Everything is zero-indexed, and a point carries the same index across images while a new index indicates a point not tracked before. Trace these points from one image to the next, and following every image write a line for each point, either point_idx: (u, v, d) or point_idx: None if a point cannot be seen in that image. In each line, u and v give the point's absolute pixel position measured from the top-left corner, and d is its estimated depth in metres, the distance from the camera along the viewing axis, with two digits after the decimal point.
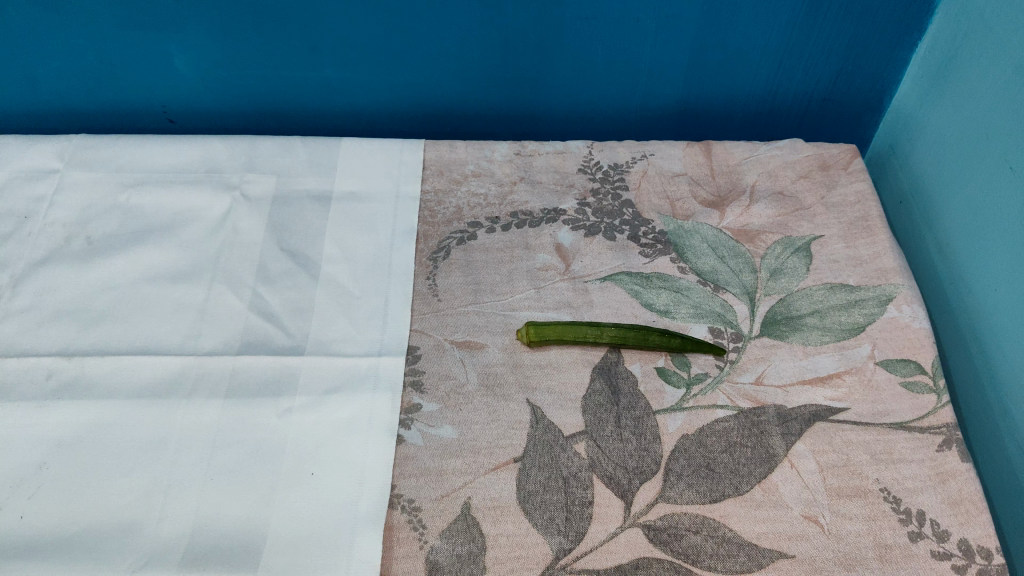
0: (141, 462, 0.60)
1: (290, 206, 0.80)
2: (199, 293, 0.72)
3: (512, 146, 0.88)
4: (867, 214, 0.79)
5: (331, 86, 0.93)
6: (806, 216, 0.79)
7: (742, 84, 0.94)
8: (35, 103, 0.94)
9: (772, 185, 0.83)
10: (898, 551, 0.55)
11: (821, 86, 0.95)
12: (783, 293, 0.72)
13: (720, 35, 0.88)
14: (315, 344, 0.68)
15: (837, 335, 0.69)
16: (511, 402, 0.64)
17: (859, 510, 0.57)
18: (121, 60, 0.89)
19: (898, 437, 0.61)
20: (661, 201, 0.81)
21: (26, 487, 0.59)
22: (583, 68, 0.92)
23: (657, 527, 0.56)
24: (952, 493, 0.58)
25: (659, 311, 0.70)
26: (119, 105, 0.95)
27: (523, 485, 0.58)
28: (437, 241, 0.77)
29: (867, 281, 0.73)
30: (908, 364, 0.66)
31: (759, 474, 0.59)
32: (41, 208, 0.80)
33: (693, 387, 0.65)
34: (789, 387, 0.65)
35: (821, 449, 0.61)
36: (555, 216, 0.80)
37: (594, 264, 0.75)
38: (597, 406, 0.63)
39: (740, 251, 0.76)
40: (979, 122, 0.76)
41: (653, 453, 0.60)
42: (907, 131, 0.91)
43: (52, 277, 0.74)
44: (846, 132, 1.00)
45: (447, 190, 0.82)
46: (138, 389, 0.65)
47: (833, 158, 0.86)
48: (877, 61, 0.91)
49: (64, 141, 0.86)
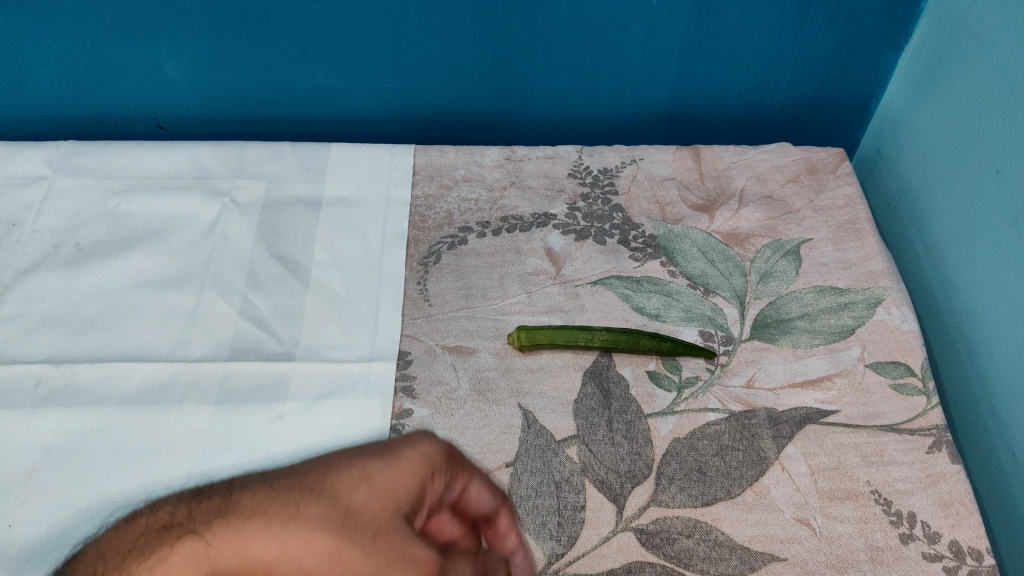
0: (132, 470, 0.59)
1: (280, 212, 0.80)
2: (190, 299, 0.72)
3: (501, 151, 0.88)
4: (855, 217, 0.79)
5: (321, 91, 0.93)
6: (794, 220, 0.80)
7: (731, 89, 0.95)
8: (23, 111, 0.93)
9: (760, 189, 0.84)
10: (889, 553, 0.55)
11: (809, 91, 0.96)
12: (772, 297, 0.72)
13: (709, 41, 0.88)
14: (305, 349, 0.68)
15: (827, 338, 0.69)
16: (502, 407, 0.63)
17: (851, 512, 0.58)
18: (109, 66, 0.89)
19: (888, 439, 0.62)
20: (650, 205, 0.82)
21: (13, 495, 0.58)
22: (573, 73, 0.92)
23: (649, 531, 0.56)
24: (942, 495, 0.58)
25: (649, 314, 0.71)
26: (107, 110, 0.94)
27: (515, 490, 0.58)
28: (428, 246, 0.77)
29: (856, 284, 0.73)
30: (897, 367, 0.67)
31: (750, 478, 0.59)
32: (29, 215, 0.79)
33: (684, 390, 0.65)
34: (779, 390, 0.65)
35: (812, 452, 0.61)
36: (545, 221, 0.80)
37: (584, 268, 0.75)
38: (588, 410, 0.63)
39: (730, 254, 0.76)
40: (965, 126, 0.76)
41: (645, 457, 0.60)
42: (895, 135, 0.92)
43: (41, 284, 0.73)
44: (834, 136, 1.01)
45: (437, 195, 0.82)
46: (128, 396, 0.64)
47: (822, 162, 0.86)
48: (864, 66, 0.92)
49: (53, 148, 0.85)
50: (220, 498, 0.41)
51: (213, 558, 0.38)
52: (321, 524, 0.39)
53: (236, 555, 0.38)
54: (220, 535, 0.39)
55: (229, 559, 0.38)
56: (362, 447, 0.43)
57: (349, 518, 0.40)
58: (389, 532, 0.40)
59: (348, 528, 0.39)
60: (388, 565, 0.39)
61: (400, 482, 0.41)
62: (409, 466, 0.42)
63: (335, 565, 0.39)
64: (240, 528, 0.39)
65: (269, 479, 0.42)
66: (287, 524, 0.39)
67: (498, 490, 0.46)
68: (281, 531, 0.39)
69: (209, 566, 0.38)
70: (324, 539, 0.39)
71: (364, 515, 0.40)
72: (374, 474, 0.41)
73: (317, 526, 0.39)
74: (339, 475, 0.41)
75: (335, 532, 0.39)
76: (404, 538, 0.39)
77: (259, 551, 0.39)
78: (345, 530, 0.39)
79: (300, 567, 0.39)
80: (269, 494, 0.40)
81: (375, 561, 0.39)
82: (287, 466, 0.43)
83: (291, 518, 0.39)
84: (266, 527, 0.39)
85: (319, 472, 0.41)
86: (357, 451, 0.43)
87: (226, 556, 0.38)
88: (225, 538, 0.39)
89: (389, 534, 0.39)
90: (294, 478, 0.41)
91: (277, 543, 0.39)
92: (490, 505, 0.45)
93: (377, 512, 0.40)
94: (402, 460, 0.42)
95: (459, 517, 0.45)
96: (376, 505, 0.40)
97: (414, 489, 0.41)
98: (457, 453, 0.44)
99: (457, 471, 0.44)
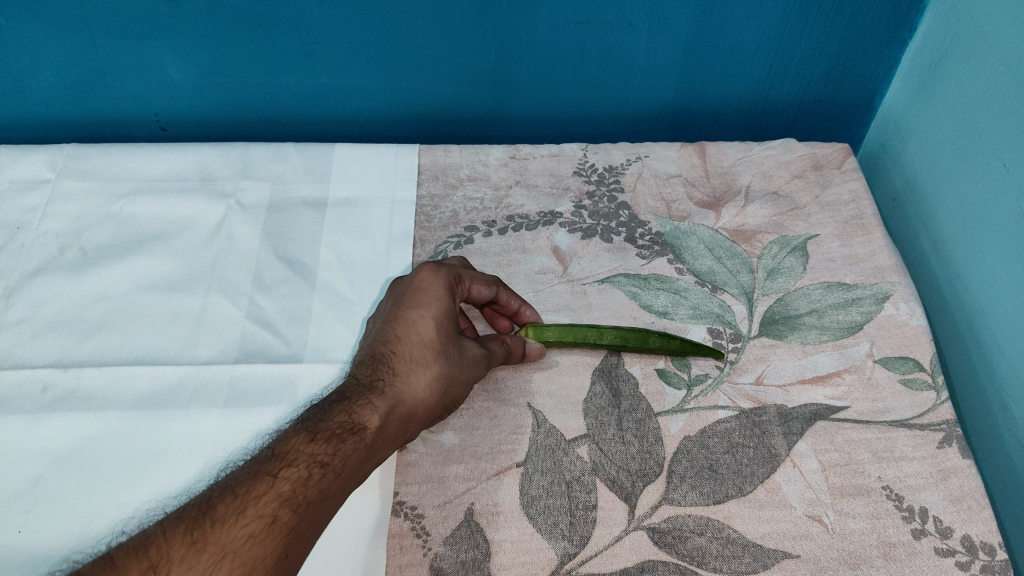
0: (140, 474, 0.59)
1: (284, 213, 0.80)
2: (196, 302, 0.72)
3: (506, 149, 0.87)
4: (862, 213, 0.79)
5: (324, 92, 0.93)
6: (801, 216, 0.80)
7: (736, 85, 0.94)
8: (26, 114, 0.93)
9: (766, 185, 0.83)
10: (901, 549, 0.55)
11: (813, 87, 0.95)
12: (780, 293, 0.72)
13: (713, 37, 0.88)
14: (313, 352, 0.68)
15: (836, 334, 0.69)
16: (511, 407, 0.63)
17: (862, 508, 0.57)
18: (112, 69, 0.89)
19: (898, 435, 0.62)
20: (656, 202, 0.81)
21: (23, 501, 0.58)
22: (576, 71, 0.92)
23: (661, 529, 0.56)
24: (953, 490, 0.58)
25: (657, 312, 0.70)
26: (110, 113, 0.94)
27: (526, 490, 0.58)
28: (434, 245, 0.77)
29: (863, 280, 0.73)
30: (906, 362, 0.66)
31: (761, 475, 0.59)
32: (32, 219, 0.79)
33: (693, 388, 0.65)
34: (789, 387, 0.65)
35: (822, 448, 0.61)
36: (551, 219, 0.79)
37: (591, 267, 0.75)
38: (597, 409, 0.63)
39: (737, 251, 0.76)
40: (972, 121, 0.76)
41: (656, 456, 0.60)
42: (900, 129, 0.91)
43: (45, 288, 0.73)
44: (839, 130, 1.01)
45: (443, 194, 0.82)
46: (136, 400, 0.64)
47: (827, 157, 0.86)
48: (868, 61, 0.92)
49: (55, 151, 0.85)
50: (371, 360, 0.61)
51: (404, 388, 0.59)
52: (433, 355, 0.61)
53: (410, 390, 0.59)
54: (393, 379, 0.59)
55: (406, 393, 0.59)
56: (406, 292, 0.65)
57: (439, 346, 0.62)
58: (456, 344, 0.63)
59: (443, 350, 0.62)
60: (469, 360, 0.62)
61: (444, 309, 0.64)
62: (442, 298, 0.65)
63: (452, 375, 0.61)
64: (397, 372, 0.60)
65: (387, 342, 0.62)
66: (417, 361, 0.61)
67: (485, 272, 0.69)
68: (418, 368, 0.60)
69: (401, 395, 0.58)
70: (439, 358, 0.61)
71: (442, 337, 0.63)
72: (431, 314, 0.64)
73: (431, 354, 0.61)
74: (418, 323, 0.63)
75: (439, 353, 0.61)
76: (466, 339, 0.63)
77: (420, 380, 0.59)
78: (467, 360, 0.62)
79: (438, 384, 0.60)
80: (394, 352, 0.61)
81: (467, 368, 0.62)
82: (379, 334, 0.63)
83: (419, 359, 0.61)
84: (409, 369, 0.60)
85: (402, 328, 0.63)
86: (411, 309, 0.64)
87: (402, 392, 0.59)
88: (399, 378, 0.59)
89: (457, 341, 0.63)
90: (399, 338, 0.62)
91: (420, 375, 0.60)
92: (490, 287, 0.67)
93: (445, 337, 0.63)
94: (438, 296, 0.65)
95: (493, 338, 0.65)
96: (444, 340, 0.63)
97: (452, 319, 0.64)
98: (456, 272, 0.67)
99: (461, 280, 0.67)
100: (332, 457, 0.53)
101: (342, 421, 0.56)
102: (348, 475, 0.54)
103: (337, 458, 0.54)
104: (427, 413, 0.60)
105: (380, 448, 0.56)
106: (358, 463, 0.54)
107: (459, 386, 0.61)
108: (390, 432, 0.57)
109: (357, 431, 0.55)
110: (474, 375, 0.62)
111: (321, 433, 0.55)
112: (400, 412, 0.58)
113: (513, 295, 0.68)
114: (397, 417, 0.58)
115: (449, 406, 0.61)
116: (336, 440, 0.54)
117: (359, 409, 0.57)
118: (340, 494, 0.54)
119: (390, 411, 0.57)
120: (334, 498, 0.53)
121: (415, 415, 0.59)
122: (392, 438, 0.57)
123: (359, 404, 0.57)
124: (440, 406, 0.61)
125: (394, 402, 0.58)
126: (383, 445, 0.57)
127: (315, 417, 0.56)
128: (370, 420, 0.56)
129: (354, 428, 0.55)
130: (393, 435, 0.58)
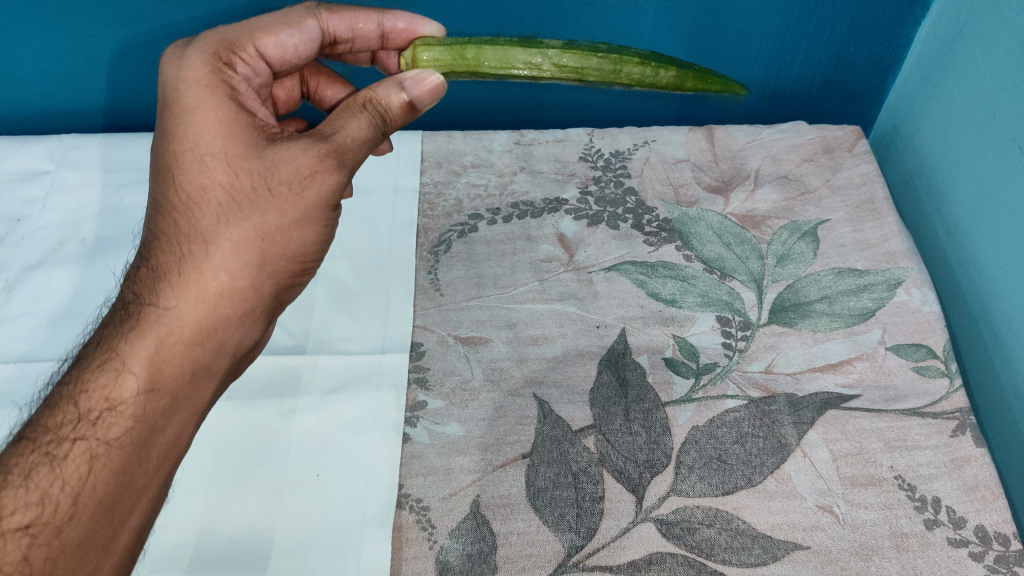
0: None
1: None
2: None
3: (511, 135, 0.87)
4: (873, 196, 0.77)
5: None
6: (811, 200, 0.78)
7: (743, 70, 0.93)
8: (25, 108, 0.92)
9: (776, 169, 0.82)
10: (914, 540, 0.54)
11: (823, 69, 0.94)
12: (790, 280, 0.71)
13: (722, 19, 0.87)
14: (316, 342, 0.67)
15: (847, 321, 0.68)
16: (518, 398, 0.63)
17: (874, 498, 0.56)
18: (110, 56, 0.88)
19: (911, 424, 0.60)
20: (663, 187, 0.80)
21: None
22: None
23: (668, 521, 0.55)
24: (967, 479, 0.57)
25: (664, 300, 0.70)
26: (110, 104, 0.93)
27: (533, 482, 0.57)
28: (437, 234, 0.76)
29: (875, 265, 0.72)
30: (919, 349, 0.65)
31: (771, 465, 0.58)
32: (32, 210, 0.78)
33: (702, 376, 0.64)
34: (798, 375, 0.64)
35: (833, 437, 0.60)
36: (556, 206, 0.79)
37: (597, 254, 0.74)
38: (605, 399, 0.62)
39: (746, 237, 0.75)
40: (987, 101, 0.74)
41: (664, 446, 0.59)
42: (913, 111, 0.89)
43: (46, 279, 0.73)
44: (850, 114, 0.99)
45: (447, 182, 0.81)
46: None
47: (838, 140, 0.84)
48: (879, 41, 0.90)
49: (53, 142, 0.85)
50: (117, 296, 0.56)
51: (181, 292, 0.54)
52: (222, 220, 0.55)
53: (181, 303, 0.54)
54: (155, 300, 0.54)
55: (175, 313, 0.54)
56: (162, 127, 0.57)
57: (227, 184, 0.55)
58: (260, 160, 0.56)
59: (236, 189, 0.55)
60: (280, 182, 0.56)
61: (224, 114, 0.57)
62: (208, 106, 0.56)
63: (262, 222, 0.56)
64: (170, 274, 0.55)
65: (147, 236, 0.56)
66: (199, 245, 0.55)
67: (292, 15, 0.64)
68: (202, 259, 0.55)
69: (178, 312, 0.54)
70: (225, 217, 0.55)
71: (228, 159, 0.56)
72: (206, 137, 0.56)
73: (214, 209, 0.55)
74: (189, 162, 0.55)
75: (229, 198, 0.55)
76: (274, 145, 0.57)
77: (204, 273, 0.55)
78: (263, 193, 0.56)
79: (235, 259, 0.56)
80: (160, 236, 0.55)
81: (277, 201, 0.56)
82: (152, 201, 0.57)
83: (195, 235, 0.55)
84: (189, 251, 0.55)
85: (168, 189, 0.56)
86: (173, 145, 0.56)
87: (172, 312, 0.54)
88: (159, 301, 0.54)
89: (261, 151, 0.56)
90: (162, 205, 0.56)
91: (207, 267, 0.55)
92: (303, 25, 0.64)
93: (234, 161, 0.56)
94: (207, 111, 0.56)
95: (345, 108, 0.59)
96: (235, 162, 0.56)
97: (243, 124, 0.57)
98: (224, 41, 0.60)
99: (241, 43, 0.61)
100: (37, 506, 0.49)
101: (70, 417, 0.52)
102: (95, 495, 0.50)
103: (57, 487, 0.50)
104: (235, 295, 0.56)
105: (154, 415, 0.53)
106: (106, 476, 0.51)
107: (282, 230, 0.57)
108: (163, 385, 0.53)
109: (84, 430, 0.51)
110: (316, 184, 0.57)
111: (13, 474, 0.50)
112: (171, 338, 0.54)
113: (339, 18, 0.66)
114: (177, 341, 0.54)
115: (289, 252, 0.58)
116: (41, 469, 0.50)
117: (100, 387, 0.52)
118: (96, 520, 0.50)
119: (140, 374, 0.53)
120: (79, 539, 0.49)
121: (213, 309, 0.55)
122: (180, 365, 0.54)
123: (88, 386, 0.52)
124: (256, 273, 0.57)
125: (165, 329, 0.54)
126: (146, 413, 0.52)
127: (32, 431, 0.52)
128: (97, 409, 0.52)
129: (76, 426, 0.51)
130: (174, 371, 0.54)
